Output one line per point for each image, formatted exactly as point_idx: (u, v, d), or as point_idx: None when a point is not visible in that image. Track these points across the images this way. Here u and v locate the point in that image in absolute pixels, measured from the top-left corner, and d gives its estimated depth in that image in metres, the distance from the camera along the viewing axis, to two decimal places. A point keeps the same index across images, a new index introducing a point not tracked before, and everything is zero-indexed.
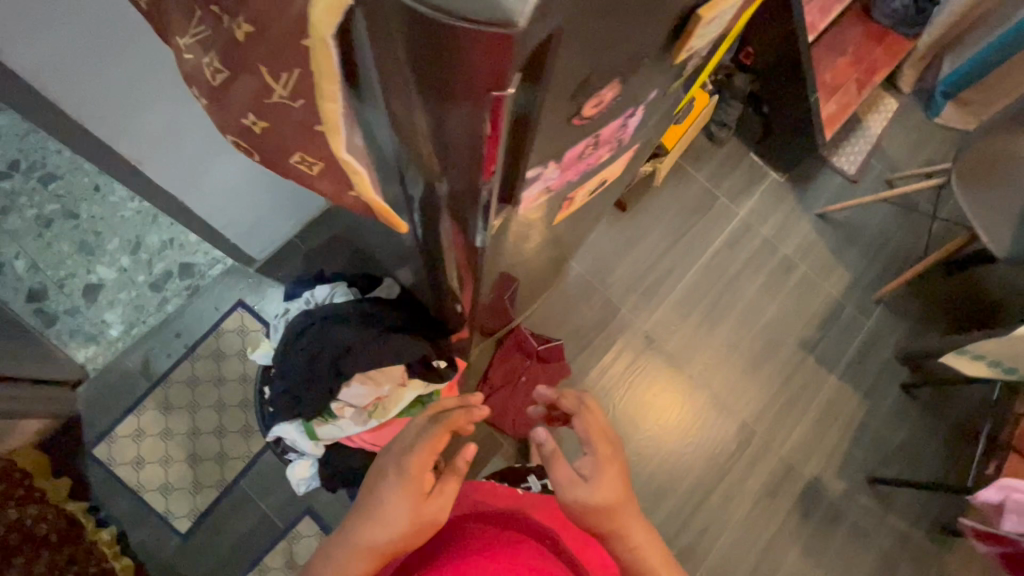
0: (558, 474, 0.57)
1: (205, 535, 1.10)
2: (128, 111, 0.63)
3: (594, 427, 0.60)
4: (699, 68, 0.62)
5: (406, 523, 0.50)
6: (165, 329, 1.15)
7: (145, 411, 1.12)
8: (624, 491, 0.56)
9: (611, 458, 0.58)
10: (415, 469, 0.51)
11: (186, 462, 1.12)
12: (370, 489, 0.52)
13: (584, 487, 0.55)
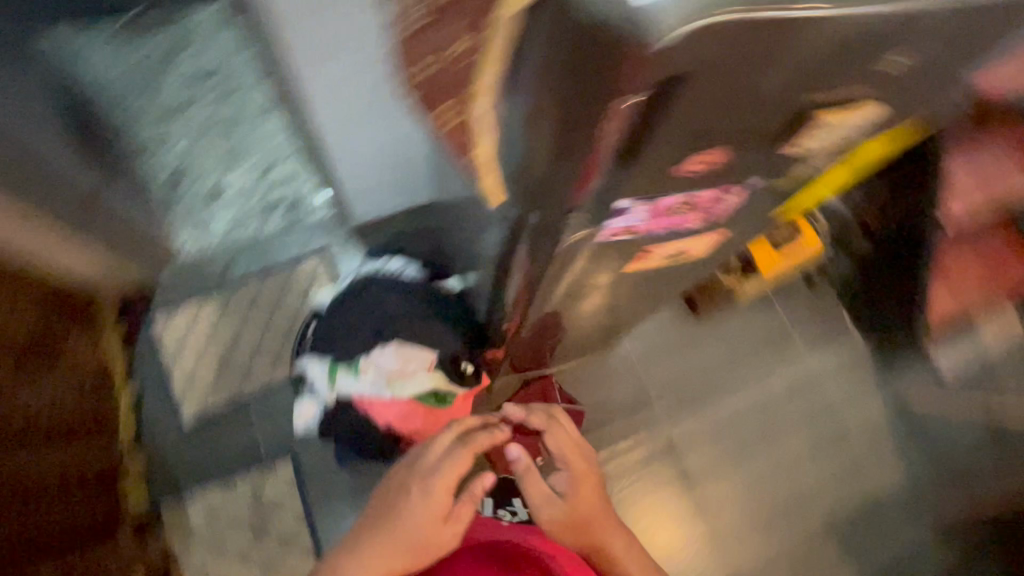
0: (540, 495, 0.86)
1: (200, 435, 1.17)
2: (323, 57, 0.70)
3: (563, 444, 0.89)
4: (811, 191, 0.63)
5: (433, 538, 0.75)
6: (255, 246, 1.28)
7: (206, 304, 1.24)
8: (592, 497, 0.89)
9: (578, 473, 0.89)
10: (437, 493, 0.75)
11: (216, 365, 1.21)
12: (403, 510, 0.75)
13: (560, 502, 0.87)
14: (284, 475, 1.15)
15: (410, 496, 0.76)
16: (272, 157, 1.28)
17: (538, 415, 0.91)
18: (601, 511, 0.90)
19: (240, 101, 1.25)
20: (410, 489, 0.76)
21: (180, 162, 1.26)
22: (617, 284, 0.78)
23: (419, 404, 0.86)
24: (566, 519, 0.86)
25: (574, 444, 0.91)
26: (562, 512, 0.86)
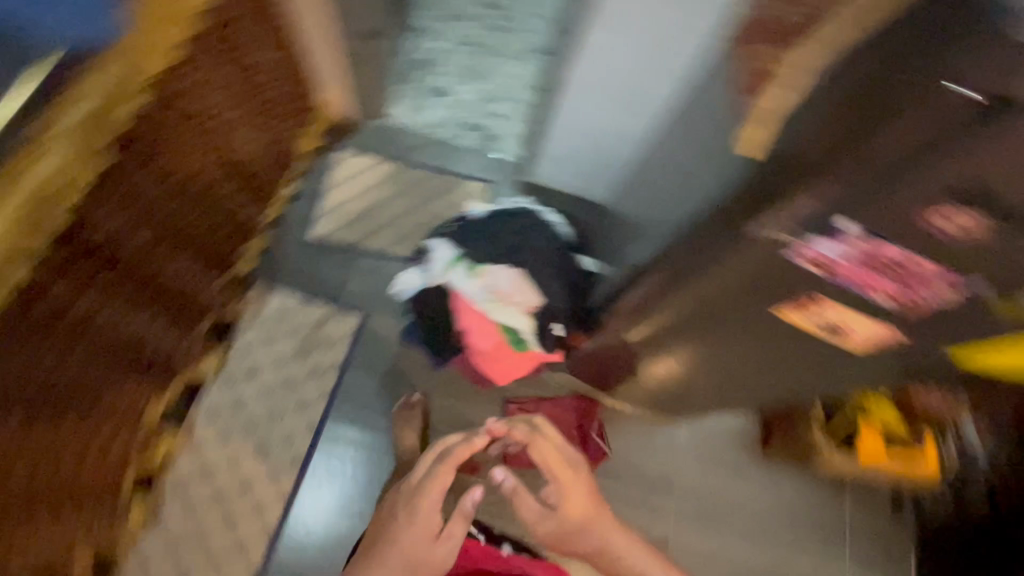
0: (534, 512, 1.04)
1: (312, 252, 1.31)
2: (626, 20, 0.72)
3: (548, 458, 1.05)
4: (1002, 356, 0.58)
5: (426, 558, 0.96)
6: (442, 147, 1.43)
7: (383, 164, 1.40)
8: (588, 504, 1.03)
9: (568, 486, 1.03)
10: (423, 514, 0.99)
11: (358, 211, 1.36)
12: (396, 539, 0.98)
13: (554, 513, 1.03)
14: (349, 324, 1.26)
15: (399, 525, 0.99)
16: (500, 93, 1.44)
17: (519, 429, 1.08)
18: (603, 519, 1.03)
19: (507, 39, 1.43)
20: (405, 512, 1.01)
21: (433, 55, 1.43)
22: (733, 351, 0.77)
23: (500, 334, 0.92)
24: (568, 526, 1.02)
25: (557, 450, 1.06)
26: (566, 521, 1.02)
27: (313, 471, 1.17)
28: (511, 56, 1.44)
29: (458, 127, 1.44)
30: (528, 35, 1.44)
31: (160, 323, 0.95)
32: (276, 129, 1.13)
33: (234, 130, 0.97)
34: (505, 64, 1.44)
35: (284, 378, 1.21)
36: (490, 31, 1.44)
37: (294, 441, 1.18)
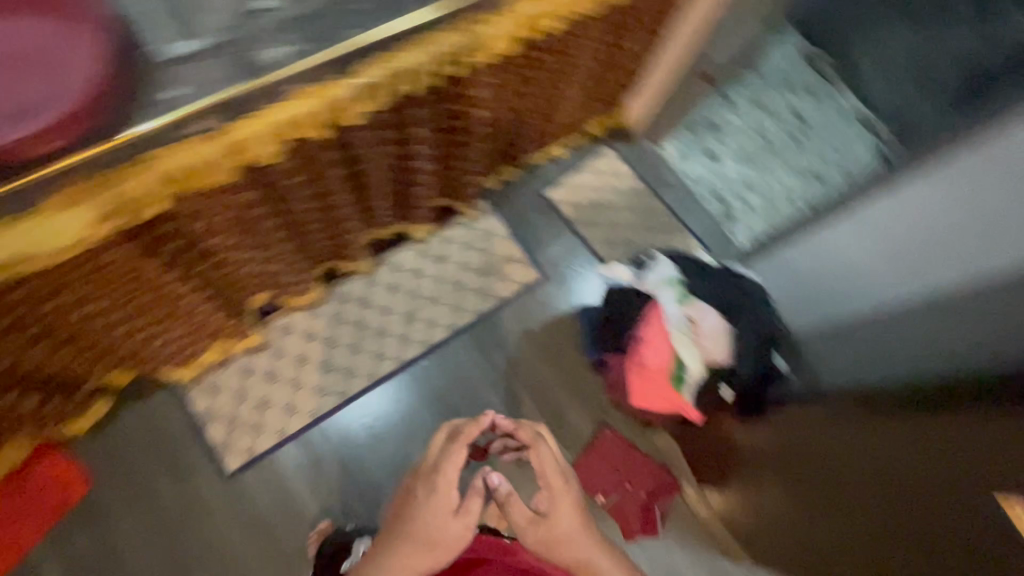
0: (526, 518, 0.90)
1: (538, 204, 1.42)
2: (998, 174, 0.73)
3: (547, 463, 0.92)
4: None
5: (445, 537, 0.85)
6: (689, 198, 1.51)
7: (634, 180, 1.50)
8: (577, 523, 0.90)
9: (564, 501, 0.91)
10: (440, 493, 0.87)
11: (593, 199, 1.45)
12: (412, 519, 0.87)
13: (547, 521, 0.89)
14: (530, 276, 1.35)
15: (420, 502, 0.88)
16: (762, 190, 1.54)
17: (529, 432, 0.96)
18: (584, 539, 0.90)
19: (792, 157, 1.56)
20: (421, 489, 0.89)
21: (725, 131, 1.58)
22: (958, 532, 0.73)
23: (669, 364, 0.96)
24: (556, 537, 0.89)
25: (554, 459, 0.93)
26: (555, 533, 0.89)
27: (432, 362, 1.26)
28: (788, 170, 1.55)
29: (712, 192, 1.53)
30: (810, 166, 1.56)
31: (426, 176, 1.09)
32: (584, 99, 1.27)
33: (569, 83, 1.15)
34: (780, 173, 1.55)
35: (459, 279, 1.33)
36: (782, 142, 1.58)
37: (435, 329, 1.28)
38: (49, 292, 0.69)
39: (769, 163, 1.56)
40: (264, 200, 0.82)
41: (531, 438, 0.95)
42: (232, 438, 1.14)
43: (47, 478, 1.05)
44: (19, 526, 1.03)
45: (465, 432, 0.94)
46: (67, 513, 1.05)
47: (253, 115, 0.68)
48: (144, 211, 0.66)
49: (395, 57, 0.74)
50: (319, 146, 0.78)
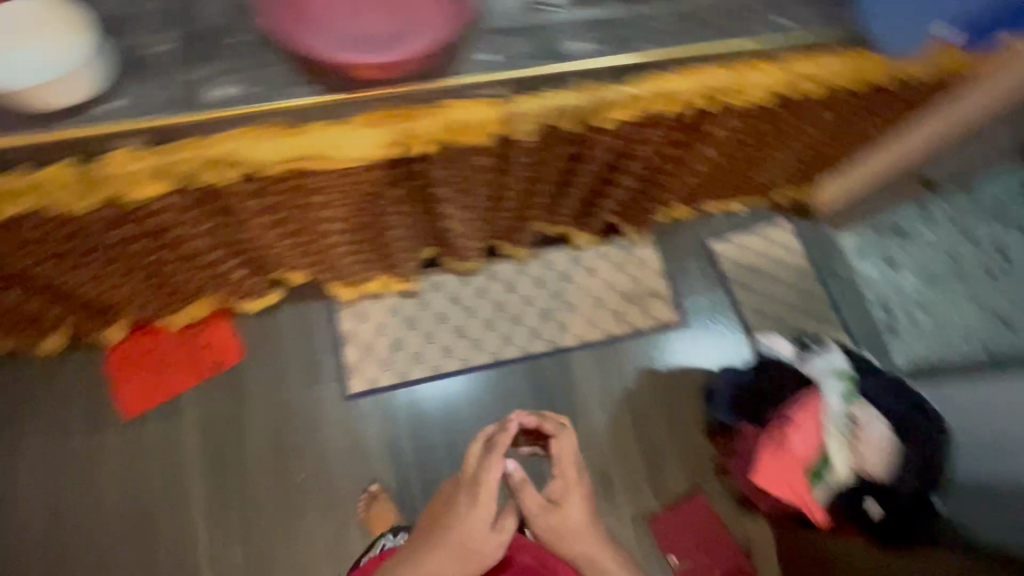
0: (536, 509, 0.87)
1: (698, 252, 1.40)
2: None
3: (568, 458, 0.88)
4: None
5: (480, 549, 0.82)
6: (856, 299, 1.42)
7: (802, 260, 1.44)
8: (585, 514, 0.88)
9: (576, 491, 0.89)
10: (479, 501, 0.83)
11: (755, 266, 1.41)
12: (452, 524, 0.83)
13: (558, 513, 0.87)
14: (670, 318, 1.34)
15: (461, 512, 0.84)
16: (941, 315, 1.41)
17: (551, 421, 0.91)
18: (591, 530, 0.87)
19: (988, 290, 1.41)
20: (460, 504, 0.85)
21: (918, 241, 1.46)
22: None
23: (812, 452, 0.94)
24: (567, 529, 0.87)
25: (575, 454, 0.89)
26: (563, 523, 0.87)
27: (554, 364, 1.28)
28: (979, 303, 1.40)
29: (882, 299, 1.43)
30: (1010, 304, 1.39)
31: (619, 191, 1.11)
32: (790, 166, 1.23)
33: (789, 147, 1.12)
34: (968, 303, 1.41)
35: (602, 295, 1.33)
36: (981, 270, 1.43)
37: (565, 335, 1.30)
38: (309, 185, 0.78)
39: (959, 288, 1.42)
40: (494, 168, 0.88)
41: (553, 429, 0.90)
42: (361, 364, 1.21)
43: (214, 343, 1.18)
44: (177, 372, 1.16)
45: (498, 436, 0.90)
46: (218, 372, 1.17)
47: (536, 92, 0.73)
48: (414, 147, 0.72)
49: (668, 78, 0.77)
50: (564, 134, 0.82)
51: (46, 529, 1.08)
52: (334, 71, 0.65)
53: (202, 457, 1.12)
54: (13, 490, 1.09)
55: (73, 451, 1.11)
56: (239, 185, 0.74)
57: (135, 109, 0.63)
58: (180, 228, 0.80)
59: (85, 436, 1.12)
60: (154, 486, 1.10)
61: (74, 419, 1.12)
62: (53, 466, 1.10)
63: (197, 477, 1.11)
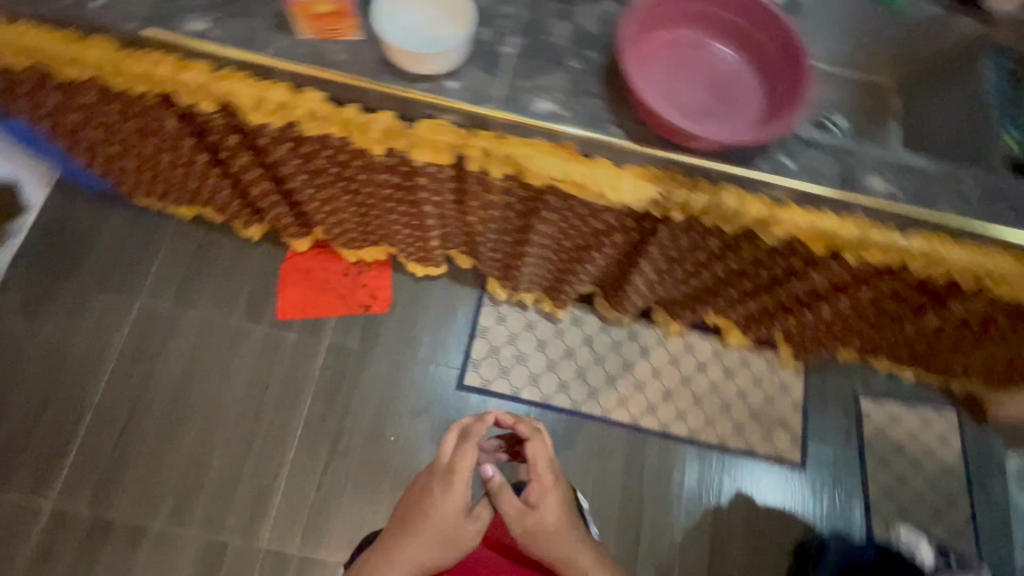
0: (514, 510, 0.80)
1: (844, 402, 1.30)
2: None
3: (540, 461, 0.82)
4: None
5: (460, 536, 0.79)
6: (1006, 529, 1.25)
7: (957, 461, 1.29)
8: (563, 517, 0.80)
9: (553, 493, 0.81)
10: (455, 490, 0.80)
11: (901, 444, 1.29)
12: (424, 512, 0.80)
13: (534, 515, 0.79)
14: (788, 454, 1.26)
15: (433, 499, 0.80)
16: None
17: (526, 422, 0.87)
18: (568, 533, 0.79)
19: None
20: (433, 489, 0.81)
21: None
22: None
23: None
24: (543, 532, 0.79)
25: (548, 459, 0.83)
26: (540, 526, 0.79)
27: (657, 446, 1.24)
28: None
29: None
30: None
31: (804, 317, 1.07)
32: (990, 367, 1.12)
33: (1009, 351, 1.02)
34: None
35: (730, 402, 1.28)
36: None
37: (677, 423, 1.26)
38: (549, 202, 0.81)
39: None
40: (711, 252, 0.87)
41: (527, 431, 0.85)
42: (483, 360, 1.24)
43: (379, 288, 1.26)
44: (340, 300, 1.24)
45: (474, 427, 0.85)
46: (363, 313, 1.25)
47: (809, 208, 0.71)
48: (672, 208, 0.73)
49: (950, 248, 0.72)
50: (804, 251, 0.80)
51: (175, 377, 1.16)
52: (645, 121, 0.67)
53: (322, 379, 1.20)
54: (164, 332, 1.18)
55: (224, 325, 1.20)
56: (495, 182, 0.79)
57: (464, 95, 0.66)
58: (422, 190, 0.85)
59: (236, 316, 1.21)
60: (276, 386, 1.18)
61: (236, 297, 1.22)
62: (203, 330, 1.19)
63: (310, 395, 1.19)
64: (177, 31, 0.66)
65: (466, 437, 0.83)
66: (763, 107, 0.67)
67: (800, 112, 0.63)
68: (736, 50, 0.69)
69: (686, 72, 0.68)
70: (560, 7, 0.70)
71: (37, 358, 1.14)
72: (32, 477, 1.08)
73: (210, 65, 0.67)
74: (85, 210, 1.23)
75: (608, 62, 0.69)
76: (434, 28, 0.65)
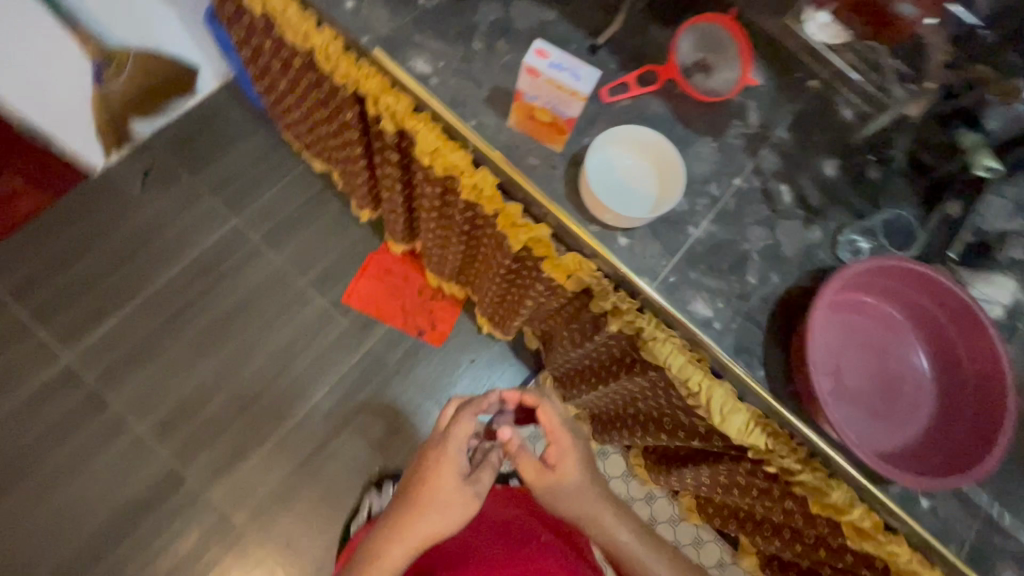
0: (534, 470, 0.74)
1: None
2: None
3: (554, 425, 0.75)
4: None
5: (460, 503, 0.68)
6: None
7: None
8: (585, 475, 0.74)
9: (572, 451, 0.75)
10: (452, 456, 0.70)
11: None
12: (423, 485, 0.69)
13: (555, 474, 0.74)
14: None
15: (426, 473, 0.70)
16: None
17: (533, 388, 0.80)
18: (593, 491, 0.74)
19: None
20: (429, 455, 0.71)
21: None
22: None
23: None
24: (567, 492, 0.74)
25: (562, 420, 0.76)
26: (560, 484, 0.73)
27: None
28: None
29: None
30: None
31: None
32: None
33: None
34: None
35: None
36: None
37: None
38: (641, 374, 0.75)
39: None
40: (779, 511, 0.77)
41: (535, 399, 0.78)
42: None
43: (441, 321, 1.23)
44: (402, 312, 1.22)
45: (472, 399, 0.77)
46: (415, 335, 1.22)
47: (921, 556, 0.60)
48: (770, 467, 0.65)
49: None
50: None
51: (227, 304, 1.18)
52: (795, 376, 0.59)
53: (347, 376, 1.18)
54: (241, 260, 1.21)
55: (293, 280, 1.21)
56: (605, 331, 0.73)
57: (629, 259, 0.61)
58: (530, 289, 0.81)
59: (307, 279, 1.22)
60: (305, 359, 1.18)
61: (317, 261, 1.23)
62: (273, 274, 1.21)
63: (329, 385, 1.17)
64: (398, 63, 0.64)
65: (464, 406, 0.74)
66: (903, 451, 0.57)
67: (935, 483, 0.52)
68: (931, 379, 0.60)
69: (863, 347, 0.60)
70: (768, 215, 0.65)
71: (128, 227, 1.19)
72: (68, 327, 1.12)
73: (411, 102, 0.66)
74: (237, 119, 1.28)
75: (785, 297, 0.62)
76: (633, 189, 0.61)
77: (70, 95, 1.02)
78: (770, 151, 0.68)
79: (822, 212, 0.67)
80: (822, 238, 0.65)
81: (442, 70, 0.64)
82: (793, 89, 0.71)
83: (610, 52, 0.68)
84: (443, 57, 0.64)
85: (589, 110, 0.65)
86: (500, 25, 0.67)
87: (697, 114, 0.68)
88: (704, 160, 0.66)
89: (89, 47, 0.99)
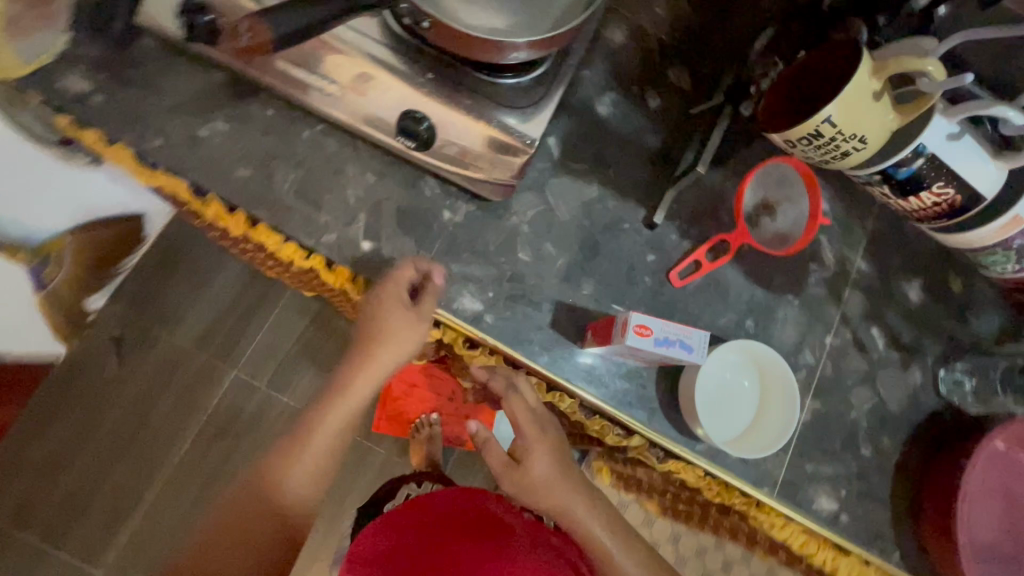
0: (498, 463, 0.58)
1: None
2: None
3: (524, 418, 0.56)
4: None
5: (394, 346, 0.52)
6: None
7: None
8: (559, 467, 0.56)
9: (542, 443, 0.56)
10: (386, 300, 0.52)
11: None
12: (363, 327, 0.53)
13: (520, 472, 0.56)
14: None
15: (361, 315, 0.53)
16: None
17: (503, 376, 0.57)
18: (569, 481, 0.57)
19: None
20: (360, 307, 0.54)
21: None
22: None
23: None
24: (534, 491, 0.56)
25: (533, 411, 0.57)
26: (529, 484, 0.56)
27: None
28: None
29: None
30: None
31: None
32: None
33: None
34: None
35: None
36: None
37: None
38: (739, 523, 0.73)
39: None
40: None
41: (500, 387, 0.57)
42: None
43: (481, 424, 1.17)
44: None
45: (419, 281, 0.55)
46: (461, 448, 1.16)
47: None
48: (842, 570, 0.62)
49: None
50: None
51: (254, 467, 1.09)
52: (933, 542, 0.57)
53: None
54: (255, 417, 1.10)
55: None
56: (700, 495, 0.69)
57: (745, 471, 0.56)
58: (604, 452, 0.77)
59: None
60: (355, 496, 1.13)
61: None
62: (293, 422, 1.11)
63: None
64: (444, 304, 0.54)
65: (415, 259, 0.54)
66: None
67: None
68: None
69: (989, 497, 0.57)
70: (867, 369, 0.61)
71: (118, 414, 1.07)
72: (87, 545, 1.03)
73: (460, 334, 0.58)
74: (203, 253, 1.12)
75: (901, 463, 0.60)
76: (735, 404, 0.56)
77: (21, 312, 0.87)
78: (855, 291, 0.62)
79: (917, 347, 0.62)
80: (924, 379, 0.62)
81: (492, 300, 0.55)
82: (865, 205, 0.64)
83: (669, 221, 0.59)
84: (490, 284, 0.55)
85: (663, 302, 0.58)
86: (541, 220, 0.57)
87: (775, 270, 0.61)
88: (792, 325, 0.60)
89: (17, 254, 0.82)
